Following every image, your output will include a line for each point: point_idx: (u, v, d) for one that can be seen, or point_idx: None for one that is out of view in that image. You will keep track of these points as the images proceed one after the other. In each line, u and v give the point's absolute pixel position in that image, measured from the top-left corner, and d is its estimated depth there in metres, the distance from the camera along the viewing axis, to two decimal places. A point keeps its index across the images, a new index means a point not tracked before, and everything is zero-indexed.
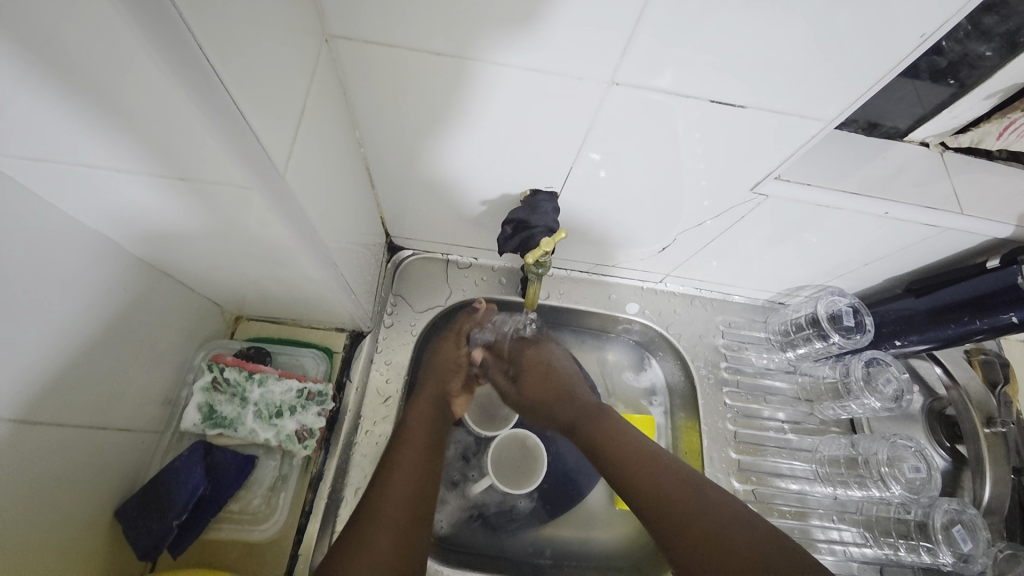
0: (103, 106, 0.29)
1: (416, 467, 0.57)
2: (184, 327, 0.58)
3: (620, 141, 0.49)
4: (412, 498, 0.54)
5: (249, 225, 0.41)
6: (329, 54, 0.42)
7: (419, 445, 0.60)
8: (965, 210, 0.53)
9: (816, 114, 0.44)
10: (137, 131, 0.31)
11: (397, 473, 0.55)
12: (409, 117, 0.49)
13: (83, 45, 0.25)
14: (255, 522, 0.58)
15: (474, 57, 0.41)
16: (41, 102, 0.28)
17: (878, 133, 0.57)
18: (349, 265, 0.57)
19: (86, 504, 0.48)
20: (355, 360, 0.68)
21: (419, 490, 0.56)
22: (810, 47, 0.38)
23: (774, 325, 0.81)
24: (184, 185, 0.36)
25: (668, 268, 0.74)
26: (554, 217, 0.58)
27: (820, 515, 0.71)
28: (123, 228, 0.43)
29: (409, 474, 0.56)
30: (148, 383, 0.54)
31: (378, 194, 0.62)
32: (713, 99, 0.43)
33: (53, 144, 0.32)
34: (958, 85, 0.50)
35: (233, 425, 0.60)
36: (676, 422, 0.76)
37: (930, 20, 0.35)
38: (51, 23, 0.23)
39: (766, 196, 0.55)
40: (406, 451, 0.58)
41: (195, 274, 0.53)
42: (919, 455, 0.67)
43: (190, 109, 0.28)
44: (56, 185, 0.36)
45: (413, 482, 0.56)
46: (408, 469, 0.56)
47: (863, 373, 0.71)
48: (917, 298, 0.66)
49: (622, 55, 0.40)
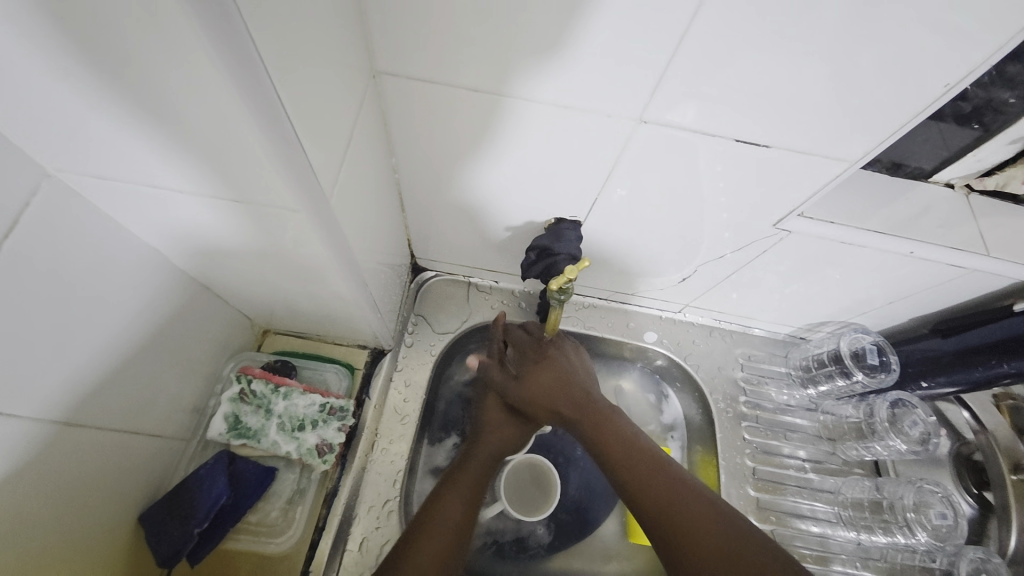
0: (174, 126, 0.31)
1: (455, 516, 0.55)
2: (217, 337, 0.60)
3: (644, 175, 0.51)
4: (446, 550, 0.52)
5: (290, 242, 0.43)
6: (375, 87, 0.45)
7: (461, 495, 0.57)
8: (991, 253, 0.53)
9: (841, 155, 0.45)
10: (202, 155, 0.33)
11: (432, 529, 0.53)
12: (445, 146, 0.51)
13: (164, 75, 0.27)
14: (272, 535, 0.59)
15: (508, 93, 0.44)
16: (120, 123, 0.31)
17: (903, 173, 0.57)
18: (377, 283, 0.59)
19: (112, 508, 0.49)
20: (375, 378, 0.69)
21: (455, 539, 0.53)
22: (831, 91, 0.39)
23: (795, 360, 0.79)
24: (235, 205, 0.38)
25: (687, 298, 0.75)
26: (577, 245, 0.59)
27: (843, 561, 0.68)
28: (174, 242, 0.45)
29: (447, 524, 0.54)
30: (180, 391, 0.56)
31: (408, 217, 0.64)
32: (738, 137, 0.45)
33: (127, 164, 0.34)
34: (982, 129, 0.51)
35: (257, 436, 0.61)
36: (692, 456, 0.75)
37: (953, 71, 0.36)
38: (141, 56, 0.26)
39: (789, 232, 0.55)
40: (448, 498, 0.56)
41: (231, 287, 0.55)
42: (946, 501, 0.64)
43: (252, 135, 0.30)
44: (119, 201, 0.39)
45: (450, 531, 0.53)
46: (446, 519, 0.54)
47: (889, 414, 0.70)
48: (943, 339, 0.65)
49: (651, 94, 0.42)
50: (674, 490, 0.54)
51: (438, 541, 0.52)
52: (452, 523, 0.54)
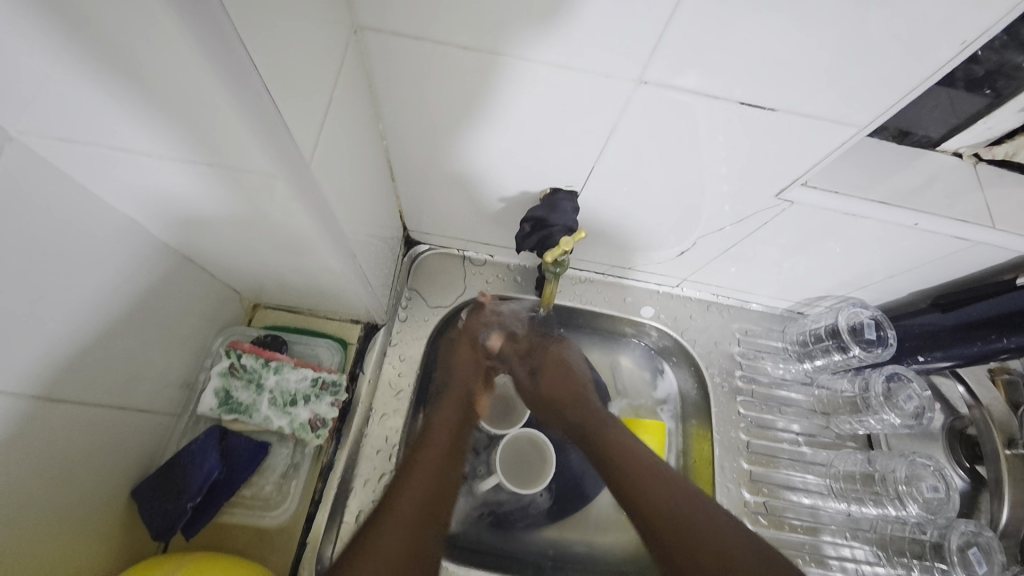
0: (136, 84, 0.29)
1: (437, 470, 0.58)
2: (204, 312, 0.59)
3: (643, 142, 0.49)
4: (430, 497, 0.55)
5: (274, 212, 0.41)
6: (358, 46, 0.42)
7: (441, 447, 0.60)
8: (998, 225, 0.52)
9: (848, 120, 0.43)
10: (168, 115, 0.31)
11: (416, 477, 0.56)
12: (436, 111, 0.49)
13: (117, 26, 0.25)
14: (266, 509, 0.59)
15: (505, 52, 0.41)
16: (79, 81, 0.28)
17: (910, 142, 0.55)
18: (367, 256, 0.57)
19: (102, 484, 0.49)
20: (369, 352, 0.68)
21: (437, 492, 0.56)
22: (843, 49, 0.37)
23: (792, 334, 0.79)
24: (210, 171, 0.37)
25: (685, 273, 0.73)
26: (574, 217, 0.57)
27: (832, 532, 0.69)
28: (153, 211, 0.43)
29: (429, 474, 0.57)
30: (168, 366, 0.55)
31: (399, 188, 0.62)
32: (741, 101, 0.42)
33: (93, 126, 0.32)
34: (995, 95, 0.49)
35: (249, 411, 0.60)
36: (687, 428, 0.76)
37: (971, 28, 0.34)
38: (87, 5, 0.24)
39: (790, 203, 0.54)
40: (428, 453, 0.59)
41: (216, 259, 0.53)
42: (938, 474, 0.65)
43: (217, 91, 0.28)
44: (90, 167, 0.37)
45: (433, 480, 0.57)
46: (429, 471, 0.57)
47: (884, 388, 0.70)
48: (943, 313, 0.64)
49: (650, 55, 0.39)
50: (657, 480, 0.57)
51: (424, 488, 0.55)
52: (434, 472, 0.58)
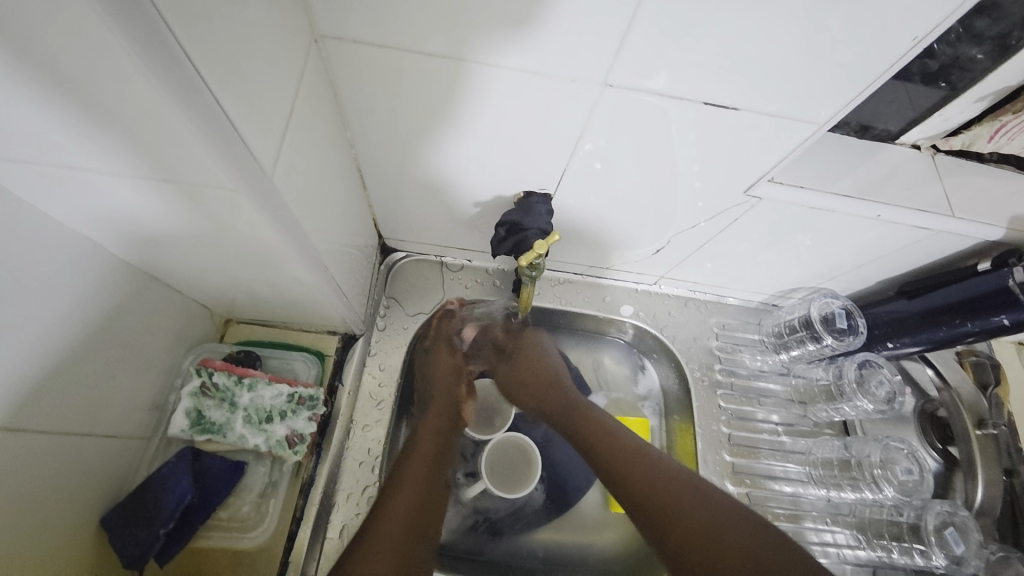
0: (83, 103, 0.27)
1: (422, 480, 0.57)
2: (172, 330, 0.57)
3: (614, 143, 0.49)
4: (416, 512, 0.54)
5: (239, 227, 0.40)
6: (320, 54, 0.41)
7: (426, 458, 0.59)
8: (956, 213, 0.54)
9: (810, 117, 0.44)
10: (119, 132, 0.30)
11: (403, 491, 0.55)
12: (404, 118, 0.48)
13: (62, 44, 0.24)
14: (244, 530, 0.57)
15: (467, 58, 0.41)
16: (19, 101, 0.27)
17: (871, 135, 0.57)
18: (340, 266, 0.56)
19: (70, 514, 0.47)
20: (348, 363, 0.67)
21: (424, 505, 0.55)
22: (802, 49, 0.37)
23: (768, 327, 0.81)
24: (168, 188, 0.35)
25: (662, 270, 0.74)
26: (548, 219, 0.57)
27: (814, 518, 0.70)
28: (111, 230, 0.42)
29: (416, 486, 0.56)
30: (136, 388, 0.53)
31: (371, 196, 0.62)
32: (705, 101, 0.43)
33: (39, 145, 0.31)
34: (949, 88, 0.50)
35: (222, 431, 0.59)
36: (671, 424, 0.76)
37: (921, 24, 0.35)
38: (28, 24, 0.23)
39: (759, 199, 0.55)
40: (412, 465, 0.58)
41: (183, 276, 0.52)
42: (911, 457, 0.67)
43: (170, 108, 0.27)
44: (41, 187, 0.36)
45: (419, 493, 0.55)
46: (415, 483, 0.56)
47: (856, 375, 0.71)
48: (909, 300, 0.66)
49: (616, 57, 0.39)
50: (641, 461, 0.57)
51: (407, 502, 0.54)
52: (420, 484, 0.56)
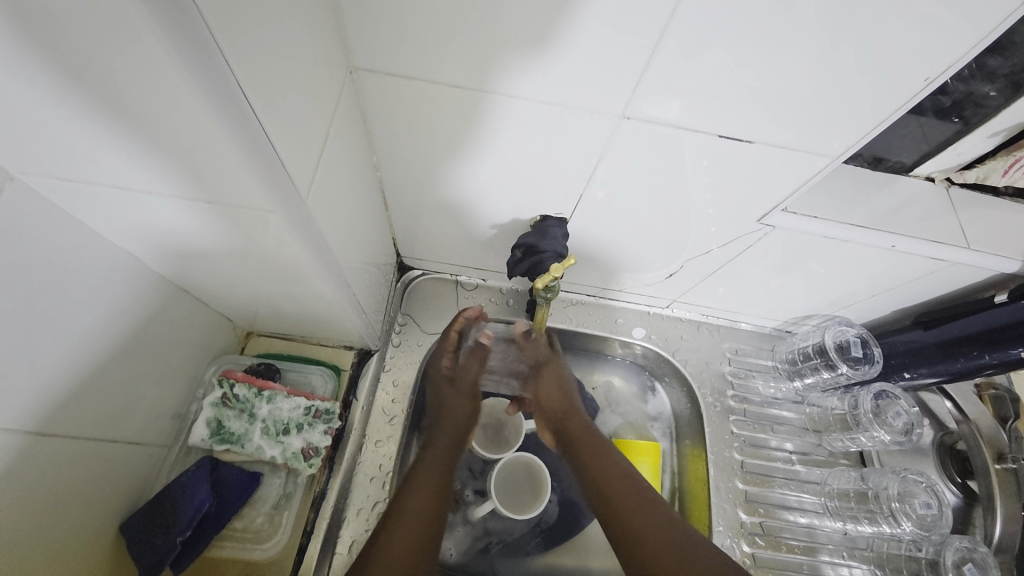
0: (138, 125, 0.30)
1: (427, 504, 0.56)
2: (197, 342, 0.59)
3: (629, 170, 0.51)
4: (420, 539, 0.53)
5: (268, 244, 0.42)
6: (353, 84, 0.44)
7: (433, 482, 0.58)
8: (971, 245, 0.54)
9: (823, 150, 0.45)
10: (168, 153, 0.32)
11: (407, 515, 0.54)
12: (427, 143, 0.50)
13: (125, 70, 0.26)
14: (257, 541, 0.58)
15: (489, 89, 0.43)
16: (80, 122, 0.29)
17: (884, 167, 0.57)
18: (360, 283, 0.58)
19: (92, 518, 0.48)
20: (363, 378, 0.68)
21: (428, 531, 0.55)
22: (814, 83, 0.39)
23: (782, 353, 0.80)
24: (206, 207, 0.37)
25: (674, 294, 0.75)
26: (564, 243, 0.59)
27: (829, 551, 0.69)
28: (149, 244, 0.44)
29: (420, 511, 0.55)
30: (160, 397, 0.55)
31: (392, 216, 0.64)
32: (720, 133, 0.45)
33: (92, 165, 0.33)
34: (963, 123, 0.51)
35: (241, 441, 0.60)
36: (681, 449, 0.76)
37: (934, 65, 0.36)
38: (98, 51, 0.25)
39: (773, 227, 0.56)
40: (418, 489, 0.57)
41: (211, 290, 0.54)
42: (930, 491, 0.65)
43: (219, 132, 0.30)
44: (90, 204, 0.38)
45: (424, 517, 0.55)
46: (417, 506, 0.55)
47: (873, 405, 0.71)
48: (925, 330, 0.65)
49: (634, 90, 0.41)
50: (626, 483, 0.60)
51: (413, 527, 0.53)
52: (425, 508, 0.56)
